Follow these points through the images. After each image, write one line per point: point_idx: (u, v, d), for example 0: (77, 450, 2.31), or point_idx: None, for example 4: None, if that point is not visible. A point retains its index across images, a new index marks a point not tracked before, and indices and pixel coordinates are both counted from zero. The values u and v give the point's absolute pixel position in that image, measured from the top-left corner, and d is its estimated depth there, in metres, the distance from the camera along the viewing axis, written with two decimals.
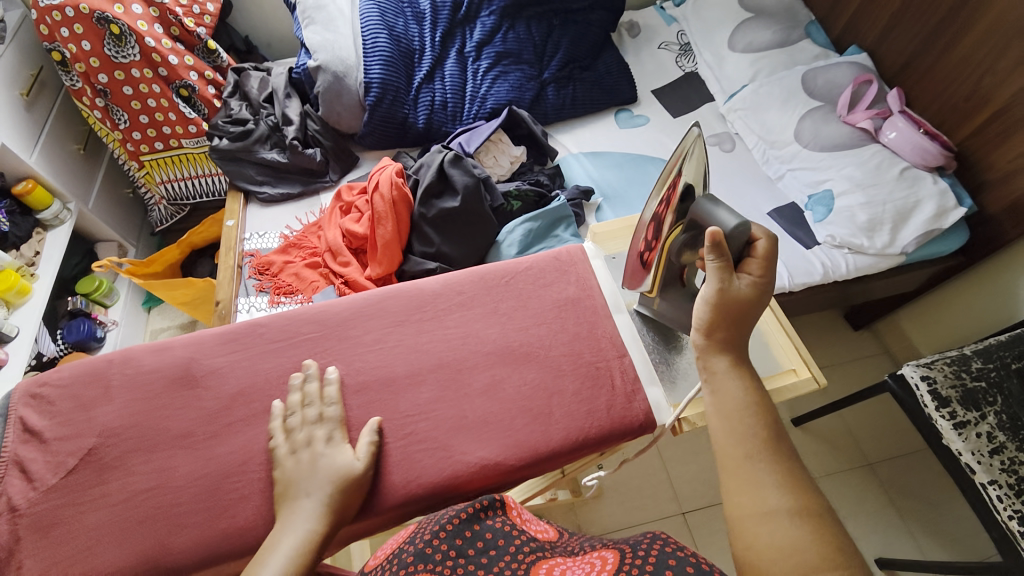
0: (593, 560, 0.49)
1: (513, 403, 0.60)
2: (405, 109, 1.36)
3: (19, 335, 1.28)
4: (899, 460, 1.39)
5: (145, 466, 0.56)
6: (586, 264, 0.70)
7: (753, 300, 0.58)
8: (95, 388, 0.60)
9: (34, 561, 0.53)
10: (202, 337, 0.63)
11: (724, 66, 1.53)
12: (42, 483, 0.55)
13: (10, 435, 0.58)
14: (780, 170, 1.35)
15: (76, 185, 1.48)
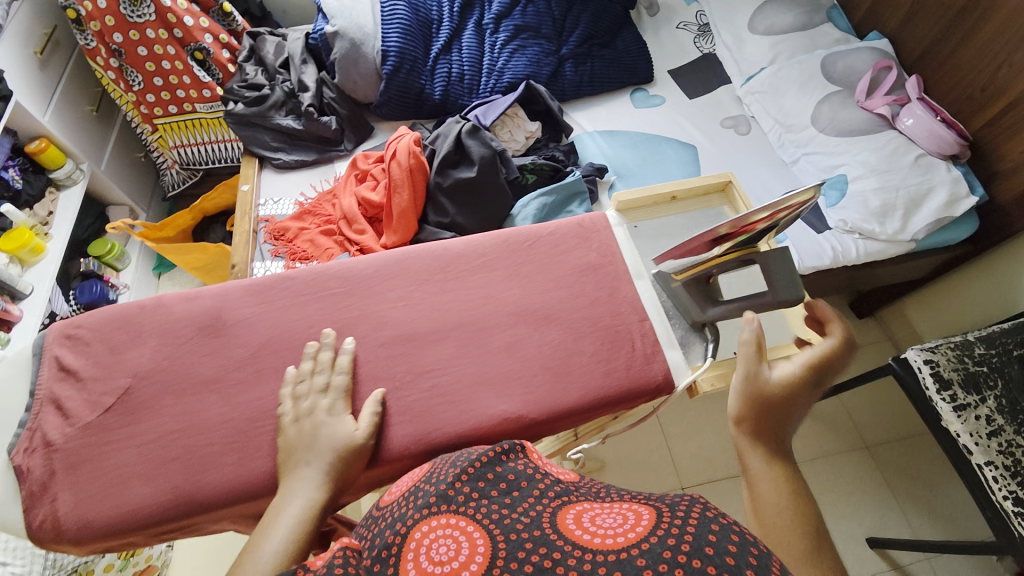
0: (626, 513, 0.47)
1: (534, 361, 0.62)
2: (422, 80, 1.35)
3: (32, 293, 1.30)
4: (896, 444, 1.42)
5: (177, 408, 0.58)
6: (609, 232, 0.71)
7: (802, 390, 0.63)
8: (127, 332, 0.61)
9: (67, 495, 0.54)
10: (229, 288, 0.64)
11: (743, 48, 1.51)
12: (78, 420, 0.57)
13: (44, 373, 0.59)
14: (795, 154, 1.36)
15: (89, 146, 1.48)
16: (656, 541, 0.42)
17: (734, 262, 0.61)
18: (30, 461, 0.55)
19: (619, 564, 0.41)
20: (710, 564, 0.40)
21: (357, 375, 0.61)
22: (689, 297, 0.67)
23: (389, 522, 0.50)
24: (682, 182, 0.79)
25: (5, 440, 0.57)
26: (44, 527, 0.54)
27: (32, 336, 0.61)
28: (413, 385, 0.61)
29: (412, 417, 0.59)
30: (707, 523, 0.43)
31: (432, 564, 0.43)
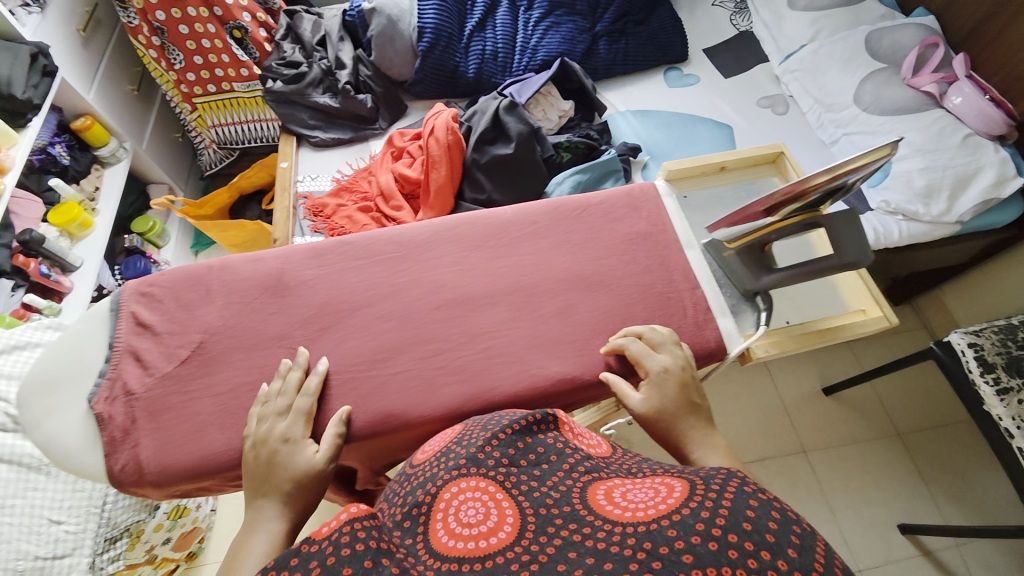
0: (659, 487, 0.44)
1: (587, 325, 0.63)
2: (456, 58, 1.35)
3: (82, 266, 1.35)
4: (929, 431, 1.40)
5: (246, 361, 0.61)
6: (658, 202, 0.71)
7: (682, 380, 0.57)
8: (196, 291, 0.64)
9: (147, 441, 0.57)
10: (291, 251, 0.66)
11: (781, 25, 1.47)
12: (156, 370, 0.60)
13: (123, 327, 0.62)
14: (836, 134, 1.32)
15: (131, 125, 1.52)
16: (688, 512, 0.39)
17: (800, 226, 0.64)
18: (112, 409, 0.59)
19: (648, 535, 0.38)
20: (746, 540, 0.36)
21: (413, 336, 0.62)
22: (742, 267, 0.69)
23: (419, 482, 0.50)
24: (733, 153, 0.82)
25: (87, 389, 0.60)
26: (126, 471, 0.57)
27: (109, 293, 0.64)
28: (469, 346, 0.62)
29: (468, 377, 0.60)
30: (744, 497, 0.39)
31: (461, 526, 0.44)
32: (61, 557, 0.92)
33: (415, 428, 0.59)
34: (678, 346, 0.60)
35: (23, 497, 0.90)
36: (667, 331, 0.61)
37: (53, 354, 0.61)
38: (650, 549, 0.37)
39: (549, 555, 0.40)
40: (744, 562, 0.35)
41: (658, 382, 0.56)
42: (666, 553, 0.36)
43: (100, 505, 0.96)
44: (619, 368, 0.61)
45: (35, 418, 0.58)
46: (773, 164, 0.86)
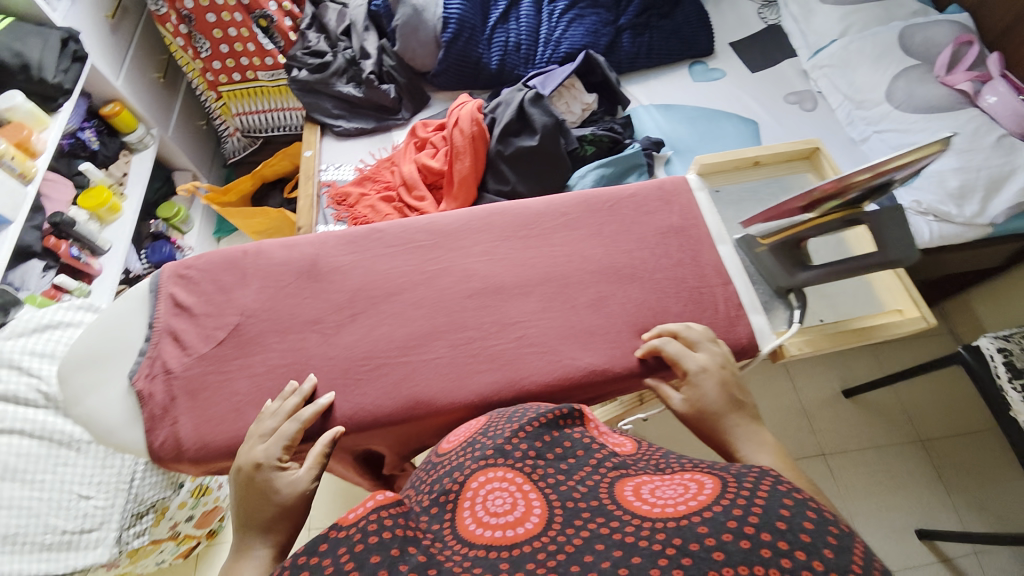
0: (688, 483, 0.41)
1: (619, 317, 0.63)
2: (480, 49, 1.34)
3: (111, 249, 1.38)
4: (952, 439, 1.38)
5: (281, 344, 0.62)
6: (689, 197, 0.71)
7: (723, 376, 0.56)
8: (232, 274, 0.65)
9: (186, 418, 0.59)
10: (325, 238, 0.67)
11: (812, 19, 1.43)
12: (194, 350, 0.61)
13: (162, 308, 0.64)
14: (865, 132, 1.30)
15: (157, 111, 1.54)
16: (720, 510, 0.36)
17: (841, 222, 0.63)
18: (151, 386, 0.60)
19: (677, 531, 0.36)
20: (780, 540, 0.33)
21: (444, 324, 0.63)
22: (775, 263, 0.69)
23: (446, 471, 0.49)
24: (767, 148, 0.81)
25: (128, 367, 0.62)
26: (165, 447, 0.58)
27: (148, 275, 0.66)
28: (501, 336, 0.62)
29: (499, 365, 0.60)
30: (777, 497, 0.36)
31: (489, 515, 0.43)
32: (89, 531, 0.94)
33: (448, 414, 0.59)
34: (715, 344, 0.60)
35: (54, 473, 0.93)
36: (703, 329, 0.61)
37: (93, 332, 0.63)
38: (680, 544, 0.34)
39: (576, 545, 0.37)
40: (778, 563, 0.32)
41: (696, 379, 0.56)
42: (696, 550, 0.34)
43: (128, 481, 0.98)
44: (657, 368, 0.61)
45: (77, 394, 0.60)
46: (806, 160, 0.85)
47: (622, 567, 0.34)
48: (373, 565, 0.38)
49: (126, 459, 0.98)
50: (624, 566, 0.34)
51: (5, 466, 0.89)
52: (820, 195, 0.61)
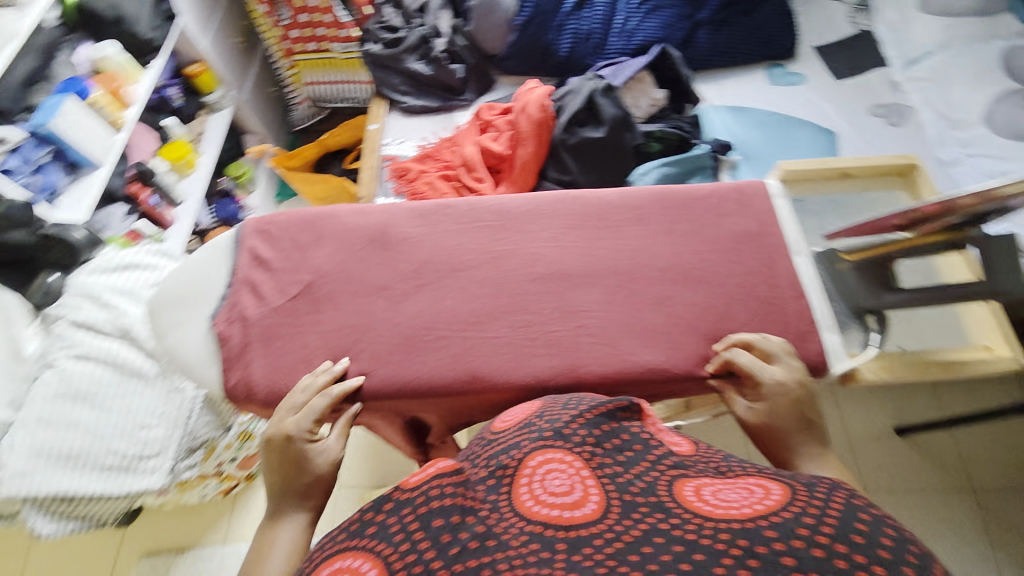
0: (751, 488, 0.42)
1: (683, 319, 0.63)
2: (550, 36, 1.32)
3: (185, 201, 1.46)
4: (1006, 493, 1.28)
5: (349, 306, 0.65)
6: (768, 202, 0.70)
7: (799, 394, 0.56)
8: (308, 235, 0.69)
9: (259, 364, 0.64)
10: (396, 209, 0.70)
11: (909, 28, 1.33)
12: (269, 302, 0.66)
13: (243, 259, 0.69)
14: (956, 154, 1.19)
15: (235, 74, 1.61)
16: (790, 517, 0.36)
17: (940, 246, 0.63)
18: (230, 330, 0.66)
19: (744, 532, 0.36)
20: (856, 552, 0.33)
21: (506, 305, 0.64)
22: (859, 282, 0.68)
23: (502, 449, 0.51)
24: (858, 160, 0.86)
25: (210, 309, 0.68)
26: (238, 388, 0.64)
27: (232, 227, 0.71)
28: (562, 323, 0.63)
29: (557, 351, 0.62)
30: (852, 512, 0.36)
31: (546, 494, 0.44)
32: (148, 457, 0.97)
33: (501, 392, 0.61)
34: (793, 358, 0.60)
35: (122, 401, 0.97)
36: (781, 342, 0.61)
37: (181, 274, 0.69)
38: (747, 546, 0.34)
39: (634, 536, 0.38)
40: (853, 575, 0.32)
41: (769, 394, 0.56)
42: (764, 552, 0.34)
43: (186, 416, 1.00)
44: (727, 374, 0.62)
45: (165, 328, 0.67)
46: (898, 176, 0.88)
47: (684, 562, 0.34)
48: (435, 529, 0.40)
49: (186, 394, 1.00)
50: (686, 561, 0.34)
51: (78, 389, 0.94)
52: (917, 217, 0.61)
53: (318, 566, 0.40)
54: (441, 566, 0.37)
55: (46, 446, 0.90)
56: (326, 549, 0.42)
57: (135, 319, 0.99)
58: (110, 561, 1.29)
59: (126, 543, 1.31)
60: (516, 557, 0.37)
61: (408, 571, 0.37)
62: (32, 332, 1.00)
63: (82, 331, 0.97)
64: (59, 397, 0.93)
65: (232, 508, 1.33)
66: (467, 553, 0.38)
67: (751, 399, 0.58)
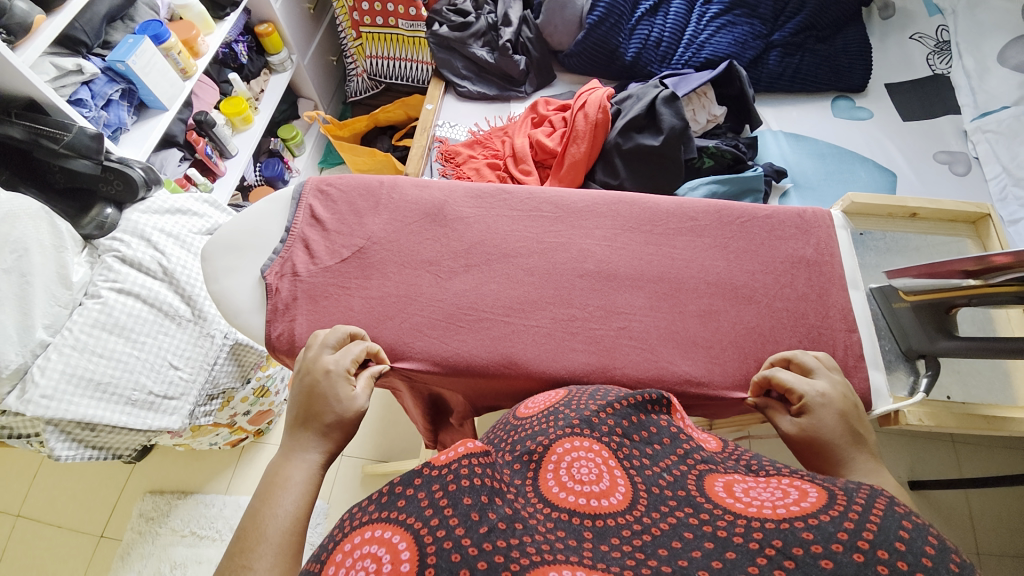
0: (788, 489, 0.41)
1: (726, 335, 0.67)
2: (620, 38, 1.31)
3: (236, 155, 1.50)
4: (1013, 561, 1.17)
5: (398, 277, 0.69)
6: (830, 231, 0.74)
7: (844, 405, 0.55)
8: (367, 201, 0.74)
9: (303, 320, 0.66)
10: (455, 189, 0.75)
11: (985, 78, 1.28)
12: (320, 261, 0.69)
13: (301, 215, 0.72)
14: (1017, 213, 1.14)
15: (302, 39, 1.64)
16: (828, 520, 0.35)
17: (1011, 297, 0.60)
18: (279, 283, 0.68)
19: (778, 532, 0.35)
20: (899, 559, 0.32)
21: (552, 296, 0.68)
22: (915, 324, 0.71)
23: (527, 434, 0.51)
24: (930, 204, 0.86)
25: (262, 261, 0.70)
26: (281, 339, 0.66)
27: (293, 183, 0.75)
28: (605, 323, 0.67)
29: (597, 346, 0.65)
30: (894, 518, 0.34)
31: (573, 482, 0.45)
32: (170, 398, 0.98)
33: (533, 381, 0.64)
34: (834, 373, 0.60)
35: (154, 338, 0.98)
36: (824, 360, 0.62)
37: (237, 224, 0.72)
38: (781, 546, 0.34)
39: (662, 530, 0.39)
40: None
41: (815, 406, 0.55)
42: (800, 554, 0.33)
43: (212, 362, 1.03)
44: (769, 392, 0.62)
45: (217, 273, 0.69)
46: (969, 224, 0.88)
47: (715, 560, 0.35)
48: (464, 507, 0.40)
49: (216, 340, 1.01)
50: (718, 559, 0.35)
51: (115, 321, 0.95)
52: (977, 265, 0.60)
53: (346, 537, 0.40)
54: (471, 544, 0.37)
55: (77, 371, 0.90)
56: (355, 520, 0.42)
57: (177, 260, 1.01)
58: (115, 494, 1.34)
59: (133, 477, 1.35)
60: (544, 543, 0.38)
61: (439, 548, 0.37)
62: (81, 260, 1.01)
63: (127, 266, 0.99)
64: (96, 326, 0.93)
65: (238, 460, 1.37)
66: (495, 533, 0.38)
67: (796, 413, 0.57)
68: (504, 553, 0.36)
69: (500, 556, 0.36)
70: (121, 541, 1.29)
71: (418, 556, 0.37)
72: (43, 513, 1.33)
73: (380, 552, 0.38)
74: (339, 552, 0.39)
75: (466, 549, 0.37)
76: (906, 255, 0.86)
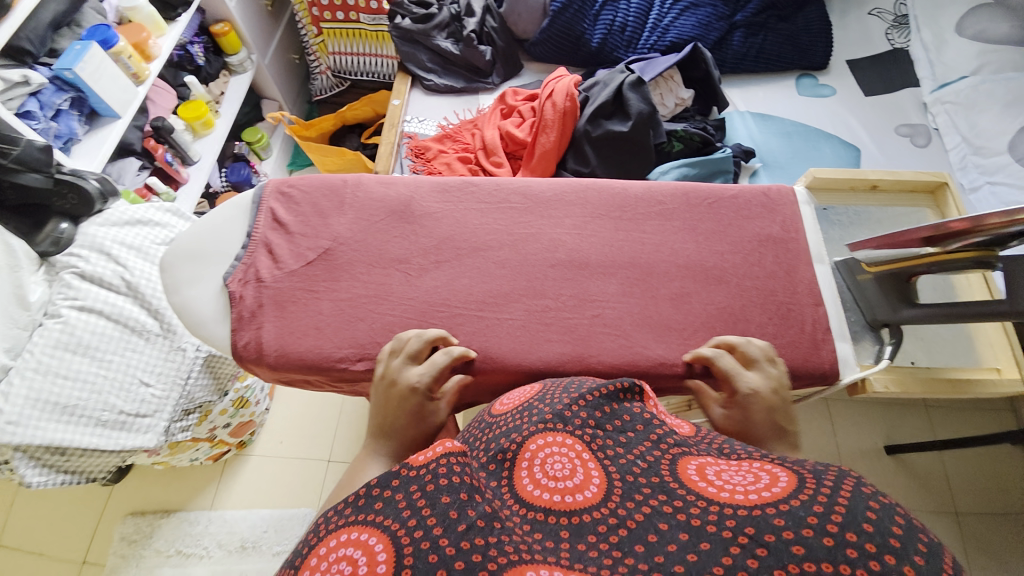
0: (758, 474, 0.41)
1: (698, 316, 0.68)
2: (585, 24, 1.30)
3: (199, 161, 1.45)
4: (988, 517, 1.23)
5: (367, 277, 0.67)
6: (795, 207, 0.75)
7: (772, 399, 0.57)
8: (331, 201, 0.72)
9: (270, 326, 0.65)
10: (421, 184, 0.74)
11: (943, 50, 1.30)
12: (284, 265, 0.68)
13: (262, 219, 0.71)
14: (977, 180, 1.17)
15: (261, 38, 1.59)
16: (797, 505, 0.36)
17: (971, 263, 0.64)
18: (243, 291, 0.66)
19: (750, 520, 0.36)
20: (867, 541, 0.32)
21: (524, 288, 0.68)
22: (880, 295, 0.72)
23: (503, 432, 0.51)
24: (890, 176, 0.88)
25: (225, 269, 0.68)
26: (248, 348, 0.64)
27: (253, 187, 0.73)
28: (579, 312, 0.67)
29: (572, 335, 0.66)
30: (862, 498, 0.35)
31: (547, 478, 0.45)
32: (143, 416, 0.95)
33: (509, 373, 0.64)
34: (772, 366, 0.61)
35: (122, 356, 0.94)
36: (763, 348, 0.62)
37: (196, 231, 0.70)
38: (753, 534, 0.35)
39: (637, 523, 0.39)
40: (864, 564, 0.32)
41: (745, 398, 0.56)
42: (772, 541, 0.34)
43: (185, 378, 0.99)
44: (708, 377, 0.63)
45: (177, 284, 0.67)
46: (928, 194, 0.91)
47: (691, 553, 0.35)
48: (442, 506, 0.39)
49: (188, 354, 0.98)
50: (693, 552, 0.35)
51: (78, 340, 0.91)
52: (943, 232, 0.61)
53: (323, 540, 0.40)
54: (449, 544, 0.36)
55: (43, 396, 0.87)
56: (331, 523, 0.41)
57: (142, 273, 0.98)
58: (94, 518, 1.30)
59: (113, 500, 1.31)
60: (521, 543, 0.38)
61: (417, 549, 0.36)
62: (38, 279, 0.96)
63: (88, 283, 0.95)
64: (58, 347, 0.90)
65: (221, 475, 1.34)
66: (474, 531, 0.38)
67: (728, 402, 0.58)
68: (482, 552, 0.36)
69: (479, 555, 0.36)
70: (104, 566, 1.25)
71: (395, 557, 0.36)
72: (19, 543, 1.28)
73: (356, 554, 0.37)
74: (315, 556, 0.39)
75: (444, 550, 0.36)
76: (867, 228, 0.88)
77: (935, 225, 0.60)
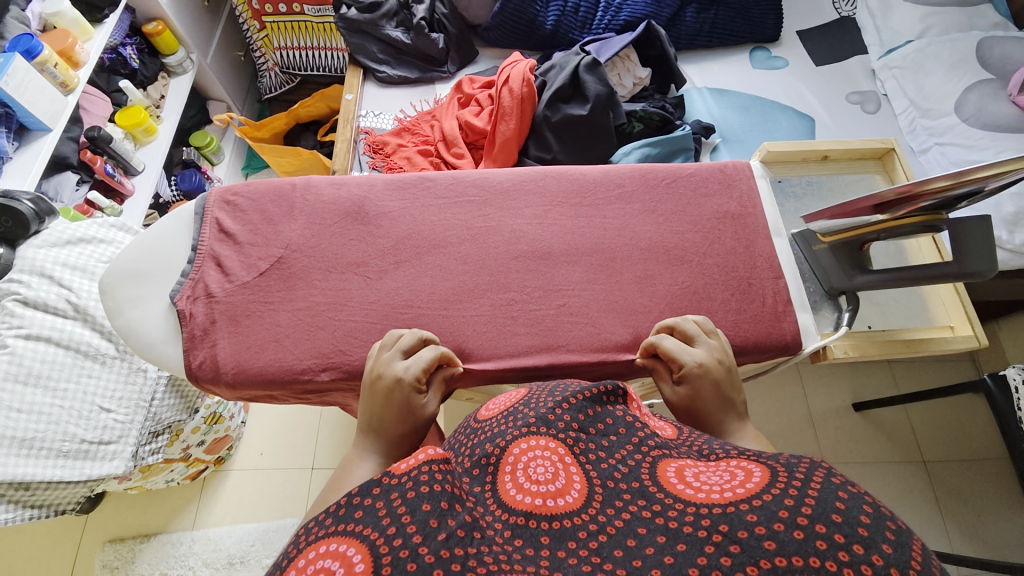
0: (734, 470, 0.41)
1: (663, 297, 0.68)
2: (537, 6, 1.27)
3: (143, 171, 1.37)
4: (956, 465, 1.30)
5: (324, 284, 0.66)
6: (751, 182, 0.76)
7: (717, 371, 0.57)
8: (280, 207, 0.69)
9: (226, 342, 0.63)
10: (374, 182, 0.72)
11: (889, 15, 1.33)
12: (236, 278, 0.65)
13: (207, 231, 0.68)
14: (926, 143, 1.20)
15: (200, 36, 1.50)
16: (770, 499, 0.36)
17: (918, 226, 0.66)
18: (193, 308, 0.64)
19: (724, 517, 0.36)
20: (836, 533, 0.33)
21: (488, 282, 0.67)
22: (835, 265, 0.75)
23: (487, 437, 0.50)
24: (840, 144, 0.90)
25: (171, 286, 0.65)
26: (203, 368, 0.62)
27: (195, 197, 0.70)
28: (546, 302, 0.67)
29: (540, 326, 0.66)
30: (832, 488, 0.36)
31: (529, 482, 0.44)
32: (107, 443, 0.90)
33: (478, 370, 0.64)
34: (711, 338, 0.61)
35: (77, 383, 0.89)
36: (700, 323, 0.63)
37: (137, 248, 0.66)
38: (727, 531, 0.35)
39: (617, 528, 0.39)
40: (834, 555, 0.32)
41: (691, 375, 0.56)
42: (746, 537, 0.34)
43: (149, 400, 0.94)
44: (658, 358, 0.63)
45: (121, 306, 0.64)
46: (877, 160, 0.93)
47: (667, 555, 0.36)
48: (423, 513, 0.38)
49: (150, 375, 0.94)
50: (669, 554, 0.36)
51: (28, 370, 0.86)
52: (892, 199, 0.63)
53: (302, 551, 0.38)
54: (429, 552, 0.36)
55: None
56: (310, 534, 0.39)
57: (90, 295, 0.92)
58: (69, 551, 1.24)
59: (89, 529, 1.26)
60: (502, 553, 0.38)
61: (396, 557, 0.35)
62: None
63: (31, 309, 0.89)
64: (7, 380, 0.84)
65: (201, 493, 1.30)
66: (455, 541, 0.37)
67: (676, 381, 0.58)
68: (461, 562, 0.36)
69: (459, 564, 0.36)
70: None
71: (373, 565, 0.35)
72: None
73: (335, 565, 0.36)
74: (295, 566, 0.37)
75: (424, 558, 0.35)
76: (822, 198, 0.90)
77: (883, 191, 0.62)
